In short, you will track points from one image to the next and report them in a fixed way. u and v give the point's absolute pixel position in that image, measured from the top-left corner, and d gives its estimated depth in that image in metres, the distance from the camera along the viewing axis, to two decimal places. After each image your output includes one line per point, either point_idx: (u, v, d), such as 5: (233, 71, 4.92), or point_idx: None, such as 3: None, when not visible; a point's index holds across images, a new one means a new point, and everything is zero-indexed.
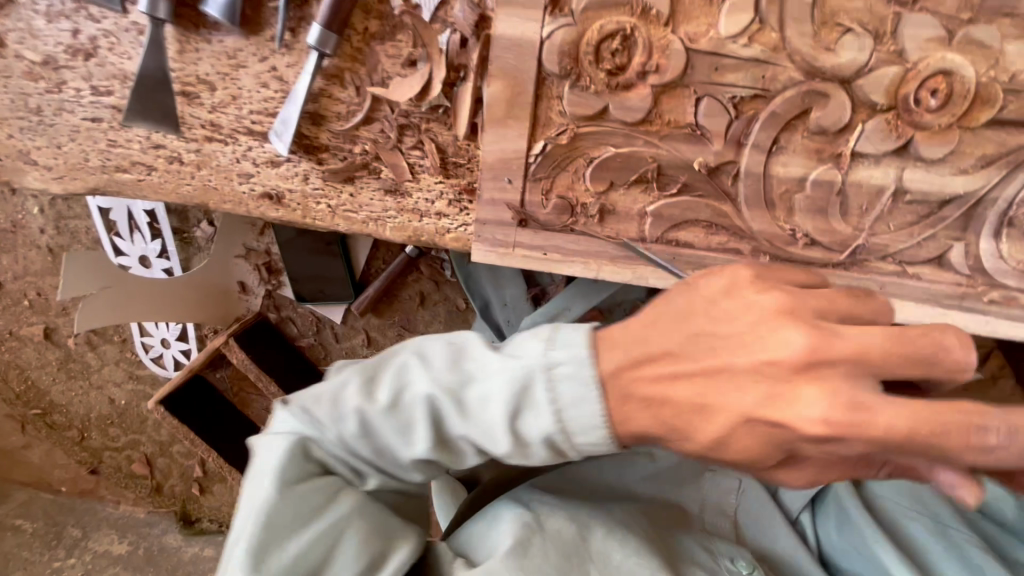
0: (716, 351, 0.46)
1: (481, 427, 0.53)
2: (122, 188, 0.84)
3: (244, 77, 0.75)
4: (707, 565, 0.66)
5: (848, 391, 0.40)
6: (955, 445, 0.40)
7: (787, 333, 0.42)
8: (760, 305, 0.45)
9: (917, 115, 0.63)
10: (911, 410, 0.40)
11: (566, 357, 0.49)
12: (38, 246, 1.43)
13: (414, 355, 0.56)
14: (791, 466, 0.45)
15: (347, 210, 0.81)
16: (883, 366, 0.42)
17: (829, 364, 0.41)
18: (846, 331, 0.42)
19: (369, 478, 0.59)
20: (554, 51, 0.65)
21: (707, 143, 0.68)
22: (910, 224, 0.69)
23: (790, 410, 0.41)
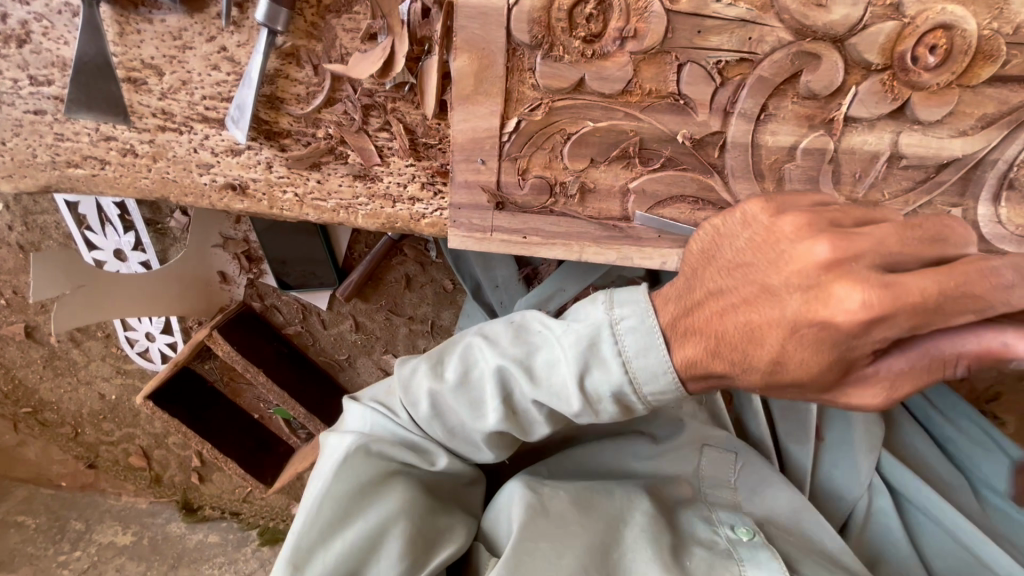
0: (745, 280, 0.51)
1: (549, 392, 0.58)
2: (75, 184, 0.79)
3: (192, 60, 0.69)
4: (707, 542, 0.71)
5: (875, 278, 0.44)
6: (978, 289, 0.44)
7: (815, 245, 0.47)
8: (751, 224, 0.53)
9: (914, 75, 0.59)
10: (938, 284, 0.44)
11: (631, 312, 0.55)
12: (7, 244, 1.38)
13: (478, 336, 0.63)
14: (865, 377, 0.48)
15: (315, 198, 0.77)
16: (912, 254, 0.47)
17: (862, 257, 0.46)
18: (861, 230, 0.47)
19: (438, 458, 0.66)
20: (523, 18, 0.59)
21: (690, 113, 0.63)
22: (905, 191, 0.66)
23: (814, 308, 0.46)
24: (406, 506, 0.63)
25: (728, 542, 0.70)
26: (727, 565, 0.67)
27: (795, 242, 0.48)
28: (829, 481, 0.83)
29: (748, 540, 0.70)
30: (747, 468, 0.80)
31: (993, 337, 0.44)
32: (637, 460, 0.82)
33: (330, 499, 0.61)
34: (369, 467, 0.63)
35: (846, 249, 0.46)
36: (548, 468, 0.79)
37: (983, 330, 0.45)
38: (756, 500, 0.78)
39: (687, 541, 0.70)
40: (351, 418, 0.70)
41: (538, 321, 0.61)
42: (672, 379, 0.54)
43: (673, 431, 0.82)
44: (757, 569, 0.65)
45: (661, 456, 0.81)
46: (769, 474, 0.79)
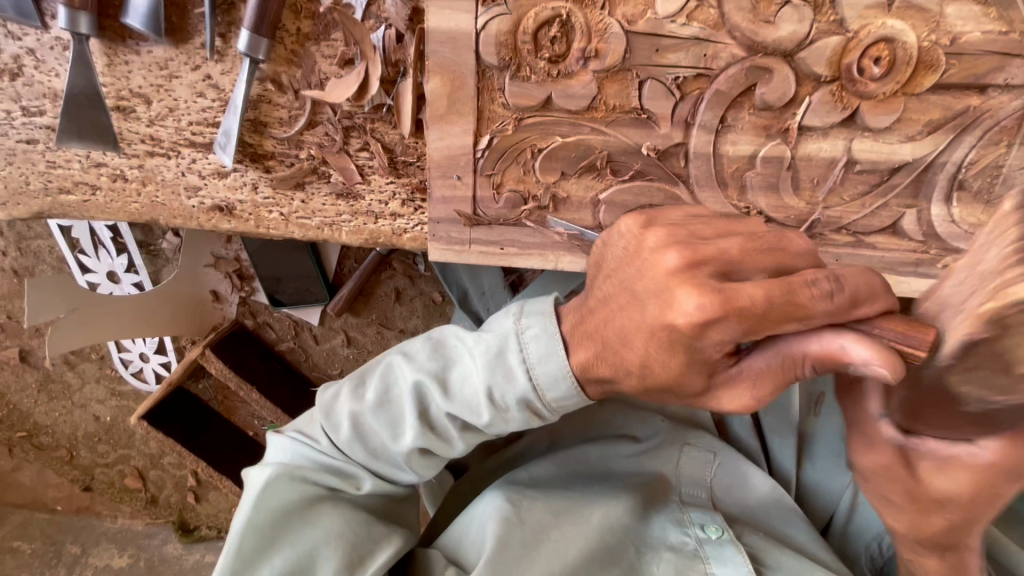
0: (621, 285, 0.55)
1: (459, 403, 0.61)
2: (67, 210, 0.81)
3: (179, 88, 0.73)
4: (673, 546, 0.75)
5: (713, 284, 0.48)
6: (802, 300, 0.47)
7: (666, 254, 0.52)
8: (622, 223, 0.59)
9: (860, 86, 0.63)
10: (768, 300, 0.47)
11: (541, 322, 0.59)
12: (2, 269, 1.40)
13: (397, 355, 0.66)
14: (733, 379, 0.52)
15: (300, 217, 0.79)
16: (755, 263, 0.51)
17: (708, 264, 0.50)
18: (713, 241, 0.52)
19: (364, 481, 0.68)
20: (491, 42, 0.63)
21: (653, 126, 0.67)
22: (862, 195, 0.69)
23: (664, 311, 0.50)
24: (334, 528, 0.65)
25: (698, 542, 0.74)
26: (693, 566, 0.72)
27: (653, 252, 0.53)
28: (808, 471, 0.87)
29: (718, 538, 0.73)
30: (723, 466, 0.84)
31: (833, 339, 0.48)
32: (618, 459, 0.85)
33: (258, 534, 0.63)
34: (297, 493, 0.65)
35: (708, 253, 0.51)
36: (528, 473, 0.81)
37: (826, 332, 0.48)
38: (732, 498, 0.83)
39: (657, 545, 0.75)
40: (275, 450, 0.71)
41: (453, 335, 0.65)
42: (572, 385, 0.58)
43: (651, 430, 0.86)
44: (721, 568, 0.71)
45: (643, 455, 0.85)
46: (749, 472, 0.84)
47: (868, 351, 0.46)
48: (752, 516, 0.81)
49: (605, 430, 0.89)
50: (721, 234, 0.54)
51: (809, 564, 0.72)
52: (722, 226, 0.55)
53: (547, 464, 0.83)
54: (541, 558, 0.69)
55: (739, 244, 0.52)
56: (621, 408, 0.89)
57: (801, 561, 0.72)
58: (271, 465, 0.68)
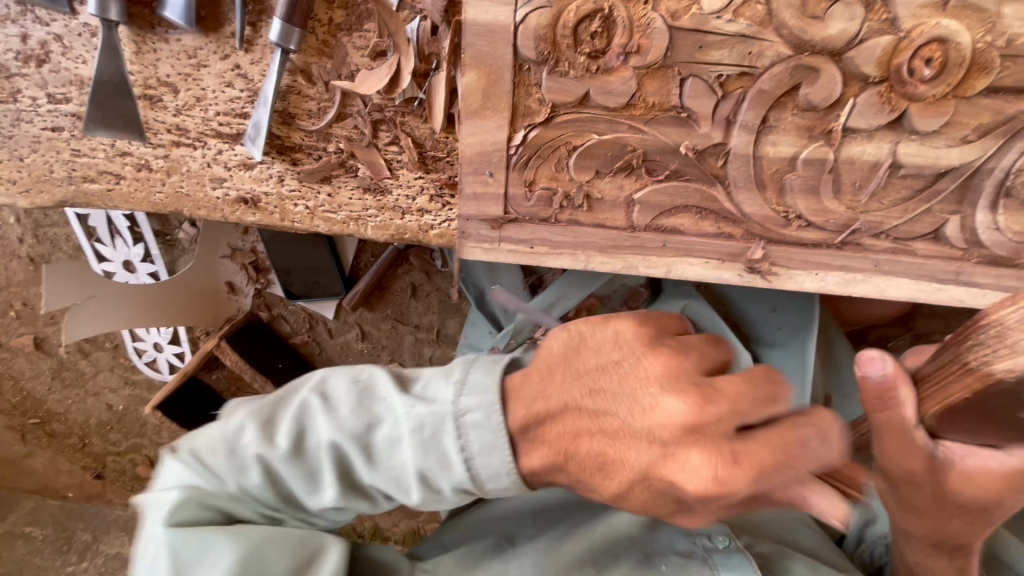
0: (612, 398, 0.51)
1: (387, 472, 0.54)
2: (91, 199, 0.80)
3: (207, 77, 0.71)
4: (683, 552, 0.71)
5: (697, 397, 0.47)
6: (774, 463, 0.46)
7: (666, 402, 0.48)
8: (623, 328, 0.53)
9: (909, 87, 0.61)
10: (730, 474, 0.45)
11: (484, 391, 0.53)
12: (17, 256, 1.40)
13: (314, 396, 0.56)
14: (649, 476, 0.50)
15: (326, 211, 0.78)
16: (749, 447, 0.47)
17: (705, 431, 0.46)
18: (714, 400, 0.47)
19: (285, 517, 0.58)
20: (530, 36, 0.61)
21: (692, 125, 0.65)
22: (905, 200, 0.67)
23: (672, 461, 0.47)
24: (270, 538, 0.53)
25: (704, 549, 0.71)
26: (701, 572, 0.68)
27: (647, 394, 0.49)
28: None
29: (725, 548, 0.70)
30: None
31: (802, 495, 0.47)
32: None
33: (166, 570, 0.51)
34: (207, 517, 0.54)
35: (735, 424, 0.47)
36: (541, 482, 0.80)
37: (796, 488, 0.47)
38: (747, 506, 0.82)
39: (664, 552, 0.72)
40: (168, 476, 0.57)
41: (384, 384, 0.56)
42: (515, 481, 0.52)
43: None
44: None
45: None
46: None
47: (831, 508, 0.46)
48: (765, 529, 0.80)
49: None
50: (718, 398, 0.48)
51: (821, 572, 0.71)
52: (695, 360, 0.51)
53: (560, 475, 0.82)
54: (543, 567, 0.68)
55: (693, 360, 0.51)
56: None
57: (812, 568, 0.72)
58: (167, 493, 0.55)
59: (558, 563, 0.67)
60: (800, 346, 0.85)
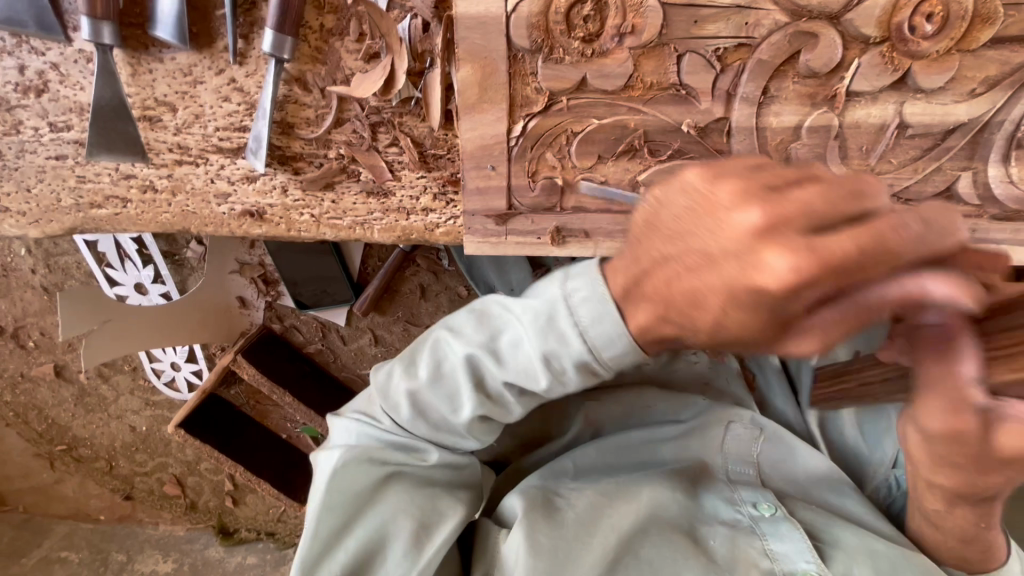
0: (688, 248, 0.46)
1: (514, 371, 0.57)
2: (100, 224, 0.81)
3: (204, 93, 0.72)
4: (730, 521, 0.76)
5: (804, 243, 0.40)
6: (898, 249, 0.39)
7: (742, 212, 0.42)
8: (686, 177, 0.47)
9: (914, 44, 0.60)
10: (830, 263, 0.39)
11: (586, 280, 0.54)
12: (32, 286, 1.42)
13: (443, 329, 0.62)
14: (807, 328, 0.43)
15: (331, 218, 0.78)
16: (840, 213, 0.41)
17: (793, 224, 0.41)
18: (790, 193, 0.42)
19: (431, 454, 0.64)
20: (522, 25, 0.61)
21: (692, 102, 0.64)
22: (914, 160, 0.66)
23: (750, 270, 0.41)
24: (403, 504, 0.61)
25: (752, 518, 0.76)
26: (751, 540, 0.73)
27: (728, 210, 0.43)
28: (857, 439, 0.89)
29: (772, 515, 0.75)
30: (769, 440, 0.87)
31: (912, 284, 0.40)
32: (662, 443, 0.88)
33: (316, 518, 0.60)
34: (366, 474, 0.61)
35: (810, 225, 0.41)
36: (572, 461, 0.85)
37: (902, 274, 0.40)
38: (780, 473, 0.86)
39: (711, 520, 0.76)
40: (335, 434, 0.66)
41: (498, 303, 0.60)
42: (630, 343, 0.52)
43: (695, 410, 0.90)
44: (782, 543, 0.72)
45: (687, 436, 0.88)
46: (797, 445, 0.87)
47: (949, 287, 0.39)
48: (801, 491, 0.84)
49: (646, 418, 0.93)
50: (791, 183, 0.43)
51: (866, 537, 0.73)
52: (791, 177, 0.44)
53: (591, 452, 0.86)
54: (598, 536, 0.71)
55: (789, 174, 0.44)
56: (660, 394, 0.93)
57: (861, 535, 0.74)
58: (331, 449, 0.64)
59: (610, 534, 0.71)
60: None
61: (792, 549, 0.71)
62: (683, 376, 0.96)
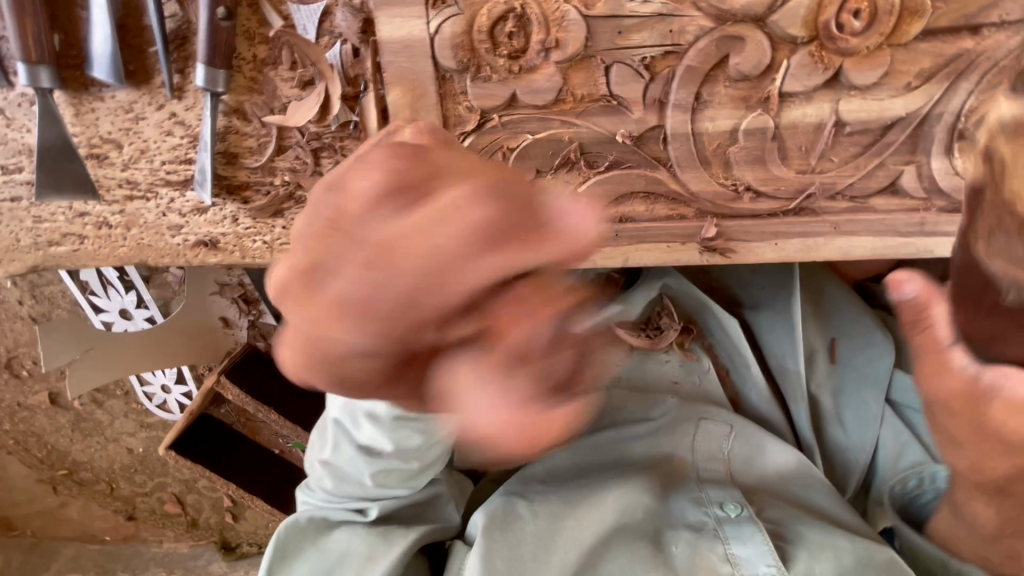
0: (393, 282, 0.34)
1: (394, 436, 0.68)
2: (60, 262, 0.82)
3: (147, 129, 0.72)
4: (694, 523, 0.77)
5: (404, 269, 0.33)
6: (504, 254, 0.33)
7: (361, 189, 0.38)
8: (355, 189, 0.38)
9: (842, 42, 0.59)
10: (464, 251, 0.33)
11: None
12: (21, 317, 1.44)
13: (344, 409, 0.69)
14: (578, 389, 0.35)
15: (284, 244, 0.78)
16: (451, 177, 0.37)
17: (400, 252, 0.34)
18: (422, 180, 0.37)
19: (370, 509, 0.74)
20: (446, 46, 0.61)
21: (625, 111, 0.64)
22: (855, 157, 0.65)
23: (450, 276, 0.32)
24: (348, 547, 0.71)
25: (717, 521, 0.76)
26: (713, 546, 0.74)
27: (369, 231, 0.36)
28: (839, 428, 0.94)
29: (737, 516, 0.75)
30: (741, 438, 0.86)
31: (462, 280, 0.32)
32: (630, 443, 0.87)
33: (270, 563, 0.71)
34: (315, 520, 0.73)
35: (478, 244, 0.33)
36: (543, 466, 0.84)
37: (472, 273, 0.32)
38: (753, 470, 0.85)
39: (676, 524, 0.77)
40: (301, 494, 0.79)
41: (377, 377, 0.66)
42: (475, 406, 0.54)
43: (664, 410, 0.89)
44: (742, 547, 0.72)
45: (656, 435, 0.87)
46: (765, 441, 0.86)
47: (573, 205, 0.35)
48: (773, 487, 0.84)
49: (616, 417, 0.91)
50: (426, 178, 0.37)
51: (831, 534, 0.73)
52: (426, 171, 0.37)
53: (561, 455, 0.85)
54: (559, 548, 0.73)
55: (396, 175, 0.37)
56: (632, 395, 0.92)
57: (825, 534, 0.73)
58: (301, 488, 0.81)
59: (572, 546, 0.73)
60: (784, 306, 0.93)
61: (752, 553, 0.71)
62: (653, 375, 0.95)
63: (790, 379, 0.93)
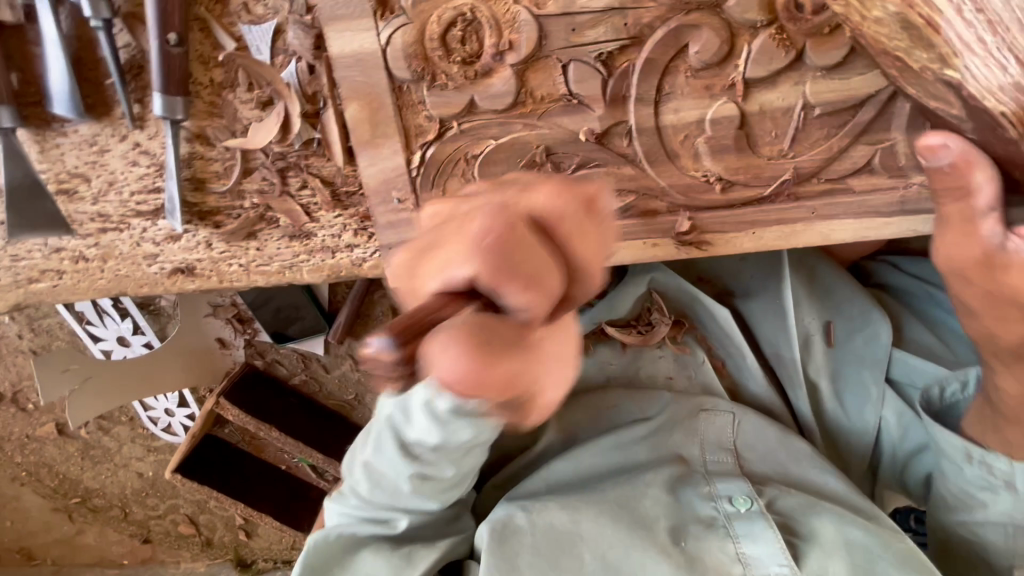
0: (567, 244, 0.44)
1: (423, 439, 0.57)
2: (41, 298, 0.82)
3: (113, 161, 0.72)
4: (705, 520, 0.77)
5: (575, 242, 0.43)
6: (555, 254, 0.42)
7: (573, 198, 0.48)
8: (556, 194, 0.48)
9: (802, 22, 0.57)
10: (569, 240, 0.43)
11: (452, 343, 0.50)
12: (21, 351, 1.46)
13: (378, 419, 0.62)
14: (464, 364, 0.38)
15: (260, 265, 0.78)
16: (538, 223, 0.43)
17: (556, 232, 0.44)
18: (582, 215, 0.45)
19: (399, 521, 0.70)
20: (399, 57, 0.60)
21: (587, 109, 0.62)
22: (826, 139, 0.64)
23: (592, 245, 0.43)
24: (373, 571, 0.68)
25: (726, 517, 0.76)
26: (724, 543, 0.74)
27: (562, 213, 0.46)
28: (840, 412, 0.92)
29: (747, 510, 0.75)
30: (744, 425, 0.85)
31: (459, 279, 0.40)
32: (631, 441, 0.85)
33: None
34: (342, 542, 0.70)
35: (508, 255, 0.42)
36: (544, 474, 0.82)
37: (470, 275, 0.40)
38: (758, 456, 0.84)
39: (688, 520, 0.77)
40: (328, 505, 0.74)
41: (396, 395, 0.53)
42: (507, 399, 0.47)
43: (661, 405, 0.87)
44: (755, 544, 0.72)
45: (655, 432, 0.85)
46: (764, 425, 0.85)
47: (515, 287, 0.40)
48: (780, 474, 0.82)
49: (614, 418, 0.88)
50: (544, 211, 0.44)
51: (845, 523, 0.73)
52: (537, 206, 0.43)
53: (561, 461, 0.82)
54: (569, 556, 0.71)
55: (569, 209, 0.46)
56: (628, 392, 0.89)
57: (838, 521, 0.73)
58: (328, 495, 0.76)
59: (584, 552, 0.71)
60: (773, 293, 0.91)
61: (766, 551, 0.71)
62: (648, 372, 0.92)
63: (788, 364, 0.91)
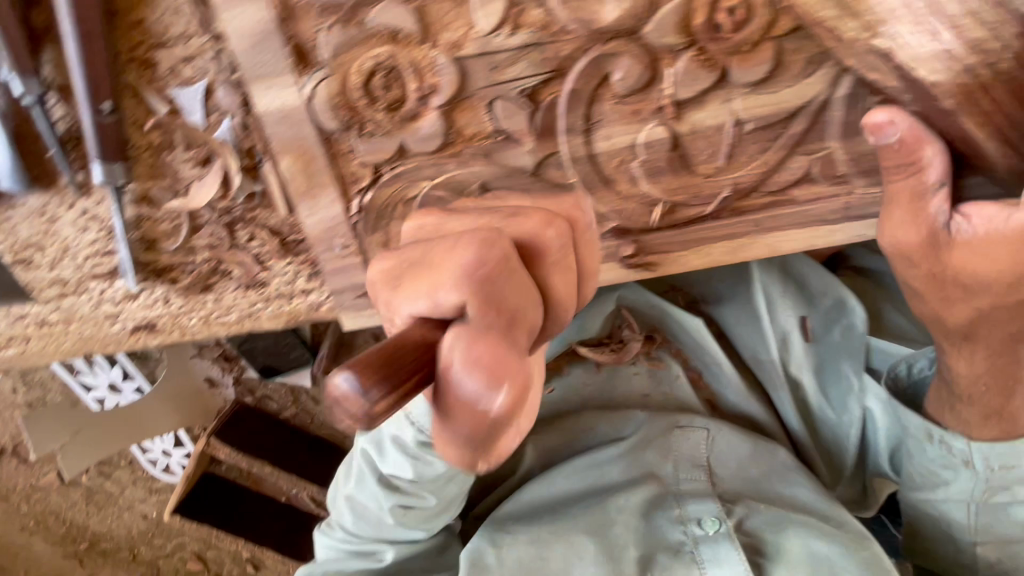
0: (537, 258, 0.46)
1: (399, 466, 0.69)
2: (12, 362, 0.84)
3: (63, 228, 0.73)
4: (673, 545, 0.77)
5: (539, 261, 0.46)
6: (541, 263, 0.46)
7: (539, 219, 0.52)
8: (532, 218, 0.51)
9: (722, 42, 0.57)
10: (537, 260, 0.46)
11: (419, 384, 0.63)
12: (16, 405, 1.48)
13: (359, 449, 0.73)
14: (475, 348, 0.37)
15: (219, 316, 0.79)
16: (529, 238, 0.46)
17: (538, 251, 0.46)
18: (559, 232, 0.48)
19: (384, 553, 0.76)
20: (324, 109, 0.60)
21: (518, 143, 0.62)
22: (762, 153, 0.63)
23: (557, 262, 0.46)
24: None
25: (694, 540, 0.76)
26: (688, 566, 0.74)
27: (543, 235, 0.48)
28: (826, 410, 0.90)
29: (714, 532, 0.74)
30: (717, 441, 0.84)
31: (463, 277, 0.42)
32: (603, 465, 0.84)
33: None
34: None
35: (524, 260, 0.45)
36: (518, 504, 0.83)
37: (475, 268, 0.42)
38: (732, 472, 0.82)
39: (656, 546, 0.77)
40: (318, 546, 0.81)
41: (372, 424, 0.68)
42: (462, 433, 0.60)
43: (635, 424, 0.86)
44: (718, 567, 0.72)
45: (627, 454, 0.84)
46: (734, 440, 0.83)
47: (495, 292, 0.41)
48: (752, 489, 0.81)
49: (590, 440, 0.88)
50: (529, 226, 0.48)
51: (812, 538, 0.72)
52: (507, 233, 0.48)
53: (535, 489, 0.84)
54: None
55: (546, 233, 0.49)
56: (598, 414, 0.89)
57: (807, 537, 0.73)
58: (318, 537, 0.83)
59: None
60: (744, 298, 0.91)
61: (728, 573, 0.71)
62: (623, 392, 0.91)
63: (762, 364, 0.91)
